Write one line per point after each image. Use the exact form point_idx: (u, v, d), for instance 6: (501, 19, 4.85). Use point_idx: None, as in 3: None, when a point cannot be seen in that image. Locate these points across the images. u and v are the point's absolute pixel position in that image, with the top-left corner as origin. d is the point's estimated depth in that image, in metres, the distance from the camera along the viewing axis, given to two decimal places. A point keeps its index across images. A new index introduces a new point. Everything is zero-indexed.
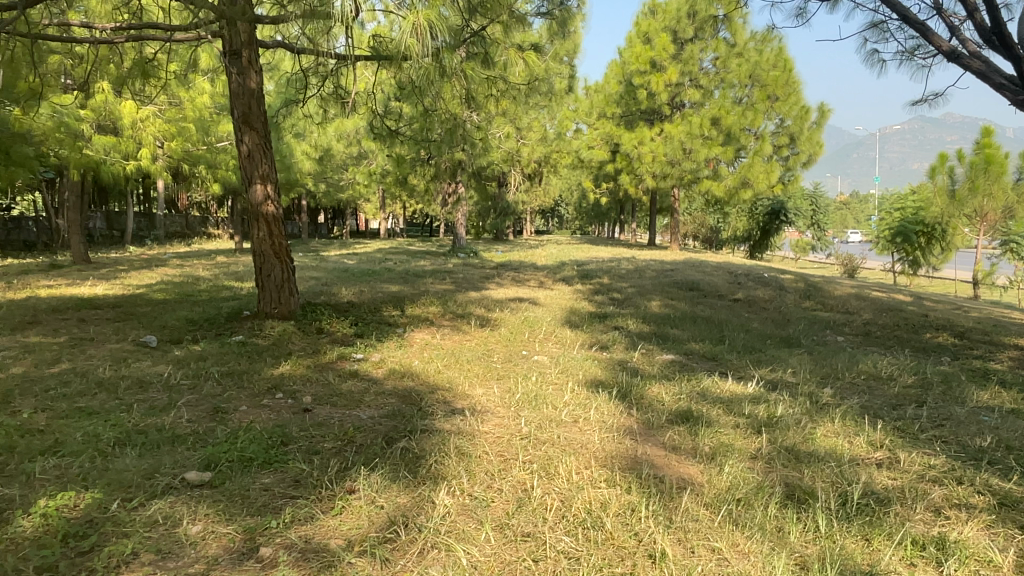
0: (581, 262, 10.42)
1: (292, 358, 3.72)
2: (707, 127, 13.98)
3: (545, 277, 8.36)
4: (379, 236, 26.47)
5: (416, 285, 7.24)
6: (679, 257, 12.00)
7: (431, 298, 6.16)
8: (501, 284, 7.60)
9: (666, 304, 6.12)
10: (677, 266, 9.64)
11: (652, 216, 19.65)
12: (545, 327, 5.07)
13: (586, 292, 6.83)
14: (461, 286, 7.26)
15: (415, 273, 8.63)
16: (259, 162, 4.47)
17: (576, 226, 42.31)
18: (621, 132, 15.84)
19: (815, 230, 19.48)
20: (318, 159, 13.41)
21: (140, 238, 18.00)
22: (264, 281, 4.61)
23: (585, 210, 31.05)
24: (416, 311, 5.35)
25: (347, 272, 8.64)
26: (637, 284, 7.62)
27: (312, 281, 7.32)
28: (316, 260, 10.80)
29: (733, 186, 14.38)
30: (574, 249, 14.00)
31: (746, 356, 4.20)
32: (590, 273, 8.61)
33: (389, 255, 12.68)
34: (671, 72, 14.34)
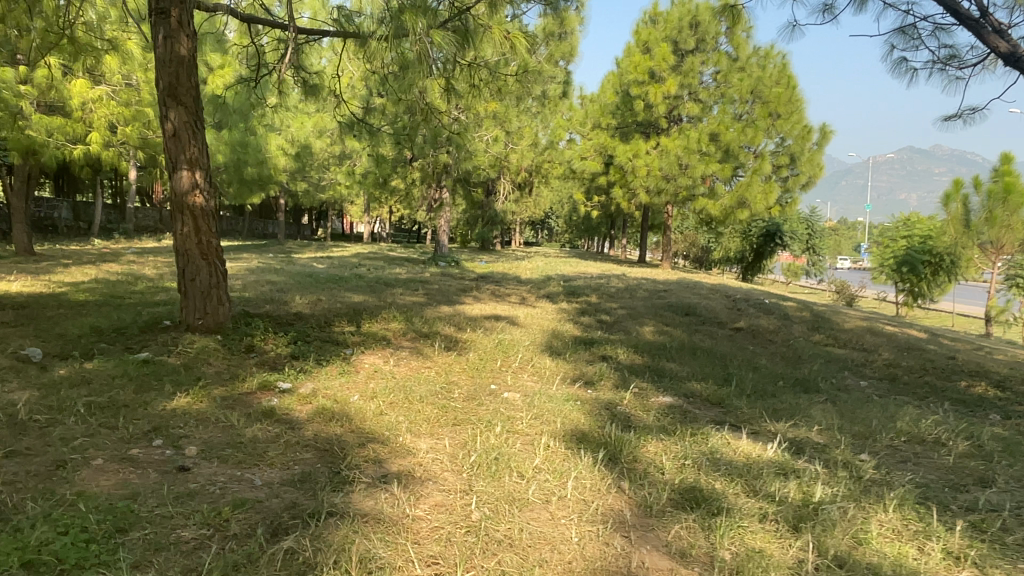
0: (568, 277, 9.72)
1: (197, 386, 2.97)
2: (705, 142, 13.37)
3: (528, 292, 7.66)
4: (363, 240, 25.68)
5: (383, 296, 6.50)
6: (672, 277, 11.33)
7: (396, 312, 5.40)
8: (479, 298, 6.89)
9: (661, 330, 5.42)
10: (671, 286, 8.96)
11: (643, 232, 19.00)
12: (521, 354, 4.33)
13: (571, 313, 6.12)
14: (434, 299, 6.54)
15: (386, 282, 7.89)
16: (186, 144, 3.73)
17: (565, 240, 41.74)
18: (616, 143, 15.18)
19: (810, 255, 18.91)
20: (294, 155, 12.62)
21: (108, 231, 17.11)
22: (188, 287, 3.86)
23: (574, 222, 30.38)
24: (372, 328, 4.60)
25: (312, 278, 7.89)
26: (628, 305, 6.92)
27: (267, 286, 6.56)
28: (283, 262, 10.02)
29: (729, 205, 13.73)
30: (561, 263, 13.31)
31: (759, 404, 3.49)
32: (576, 291, 7.91)
33: (365, 261, 11.95)
34: (670, 84, 13.68)
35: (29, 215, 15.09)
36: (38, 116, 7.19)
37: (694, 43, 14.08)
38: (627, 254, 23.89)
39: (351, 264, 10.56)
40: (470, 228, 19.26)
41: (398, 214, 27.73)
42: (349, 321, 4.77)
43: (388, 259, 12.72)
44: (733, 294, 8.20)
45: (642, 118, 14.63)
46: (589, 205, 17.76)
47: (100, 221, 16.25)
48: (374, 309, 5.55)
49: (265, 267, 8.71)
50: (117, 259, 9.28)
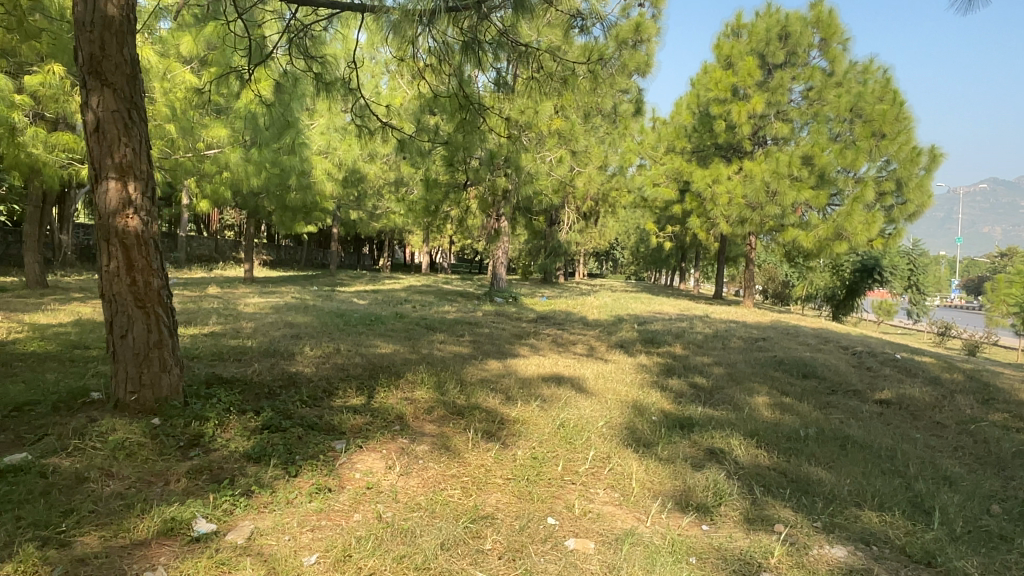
0: (642, 318, 8.34)
1: (50, 534, 1.76)
2: (796, 165, 11.88)
3: (597, 340, 6.31)
4: (422, 271, 24.81)
5: (422, 344, 5.28)
6: (762, 318, 9.83)
7: (430, 371, 4.14)
8: (539, 347, 5.60)
9: (782, 405, 4.00)
10: (768, 332, 7.51)
11: (720, 265, 17.41)
12: (593, 446, 3.00)
13: (655, 374, 4.75)
14: (484, 349, 5.28)
15: (429, 324, 6.71)
16: (113, 143, 2.58)
17: (630, 272, 40.19)
18: (693, 168, 13.77)
19: (910, 293, 16.93)
20: (341, 180, 11.70)
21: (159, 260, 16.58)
22: (117, 349, 2.68)
23: (641, 254, 28.84)
24: (388, 401, 3.33)
25: (344, 318, 6.78)
26: (725, 360, 5.52)
27: (283, 331, 5.44)
28: (320, 297, 8.96)
29: (825, 237, 12.14)
30: (631, 300, 11.93)
31: (1000, 571, 2.09)
32: (656, 338, 6.52)
33: (414, 295, 10.84)
34: (757, 101, 12.25)
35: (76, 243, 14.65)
36: (36, 130, 6.29)
37: (783, 56, 12.79)
38: (699, 289, 22.20)
39: (397, 300, 9.44)
40: (532, 260, 18.06)
41: (457, 244, 26.77)
42: (359, 387, 3.53)
43: (440, 293, 11.56)
44: (850, 346, 6.70)
45: (723, 141, 13.23)
46: (660, 236, 16.30)
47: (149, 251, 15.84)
48: (403, 365, 4.31)
49: (296, 304, 7.64)
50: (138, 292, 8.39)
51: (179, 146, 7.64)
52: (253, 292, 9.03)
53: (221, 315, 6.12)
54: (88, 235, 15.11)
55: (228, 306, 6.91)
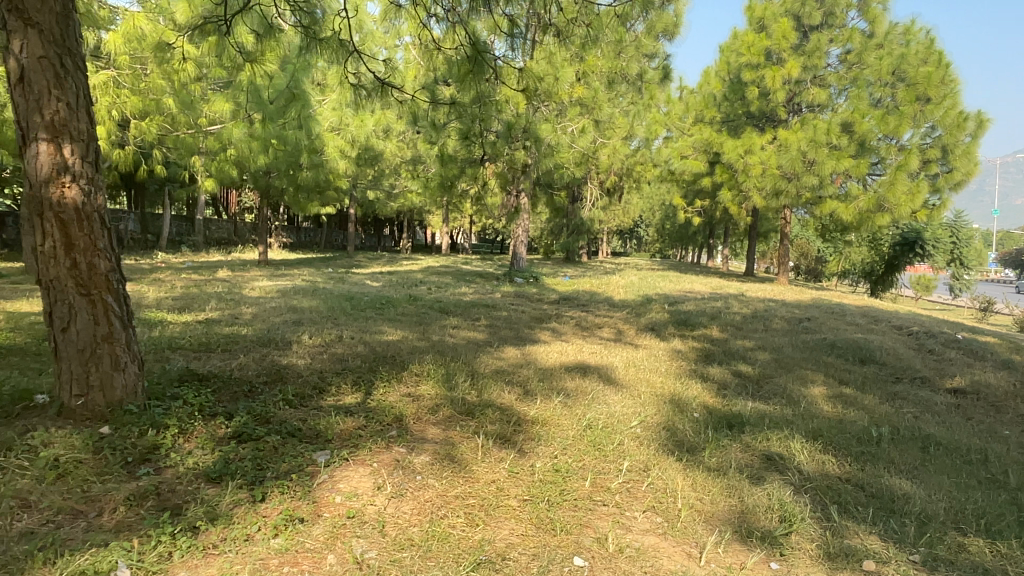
0: (673, 298, 7.81)
1: None
2: (835, 133, 11.20)
3: (626, 322, 5.81)
4: (443, 251, 24.42)
5: (434, 330, 4.82)
6: (800, 295, 9.26)
7: (440, 362, 3.68)
8: (562, 332, 5.13)
9: (842, 398, 3.49)
10: (811, 312, 6.95)
11: (751, 240, 16.74)
12: (627, 453, 2.52)
13: (692, 361, 4.25)
14: (503, 335, 4.82)
15: (444, 307, 6.26)
16: (42, 96, 2.13)
17: (655, 250, 39.54)
18: (723, 139, 13.12)
19: (953, 267, 16.15)
20: (356, 158, 11.27)
21: (175, 244, 16.31)
22: (59, 345, 2.25)
23: (667, 231, 28.15)
24: (388, 399, 2.88)
25: (354, 301, 6.35)
26: (770, 344, 4.99)
27: (285, 317, 5.01)
28: (332, 279, 8.55)
29: (866, 209, 11.47)
30: (660, 279, 11.38)
31: None
32: (690, 319, 6.01)
33: (432, 277, 10.40)
34: (792, 65, 11.57)
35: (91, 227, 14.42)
36: None
37: (820, 17, 12.11)
38: (728, 266, 21.52)
39: (413, 282, 9.00)
40: (555, 238, 17.53)
41: (479, 224, 26.30)
42: (355, 382, 3.08)
43: (459, 274, 11.11)
44: (905, 327, 6.13)
45: (755, 109, 12.56)
46: (688, 211, 15.68)
47: (165, 234, 15.58)
48: (411, 355, 3.86)
49: (305, 287, 7.22)
50: (143, 276, 8.03)
51: (180, 121, 7.23)
52: (263, 275, 8.64)
53: (221, 299, 5.71)
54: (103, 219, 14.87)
55: (231, 290, 6.49)
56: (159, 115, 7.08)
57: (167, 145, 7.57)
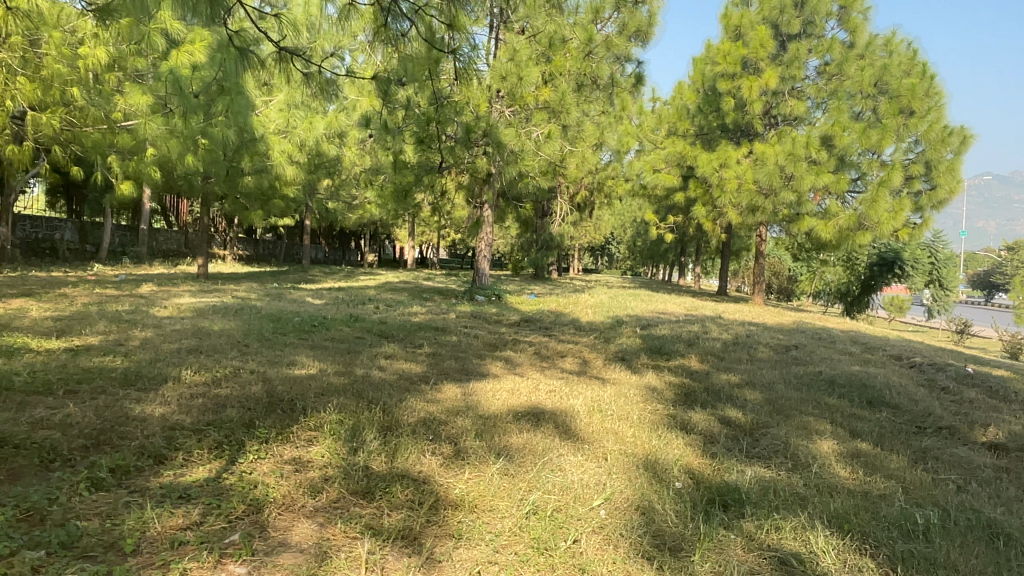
0: (646, 320, 7.08)
1: None
2: (814, 147, 10.67)
3: (592, 350, 5.03)
4: (408, 266, 23.57)
5: (362, 359, 3.99)
6: (781, 318, 8.62)
7: (350, 408, 2.85)
8: (517, 362, 4.33)
9: (863, 460, 2.73)
10: (799, 338, 6.26)
11: (724, 258, 16.18)
12: (583, 563, 1.74)
13: (669, 402, 3.48)
14: (443, 367, 4.00)
15: (385, 329, 5.45)
16: None
17: (626, 267, 39.13)
18: (697, 152, 12.50)
19: (931, 288, 15.73)
20: (306, 164, 10.41)
21: (117, 256, 15.26)
22: None
23: (638, 249, 27.61)
24: (252, 475, 2.05)
25: (280, 322, 5.51)
26: (759, 378, 4.26)
27: (183, 344, 4.15)
28: (269, 296, 7.66)
29: (846, 226, 10.89)
30: (631, 298, 10.71)
31: None
32: (664, 347, 5.25)
33: (385, 293, 9.58)
34: (770, 75, 11.01)
35: (21, 236, 13.33)
36: None
37: (799, 26, 11.68)
38: (700, 285, 20.96)
39: (362, 299, 8.15)
40: (523, 253, 16.79)
41: (446, 239, 25.48)
42: (216, 443, 2.24)
43: (415, 291, 10.26)
44: (905, 357, 5.46)
45: (731, 121, 12.00)
46: (661, 227, 15.03)
47: (104, 245, 14.52)
48: (318, 397, 3.02)
49: (230, 305, 6.34)
50: (47, 291, 7.06)
51: (89, 115, 6.35)
52: (190, 290, 7.76)
53: (115, 319, 4.82)
54: (35, 228, 13.79)
55: (137, 309, 5.60)
56: (63, 107, 6.19)
57: (76, 142, 6.67)
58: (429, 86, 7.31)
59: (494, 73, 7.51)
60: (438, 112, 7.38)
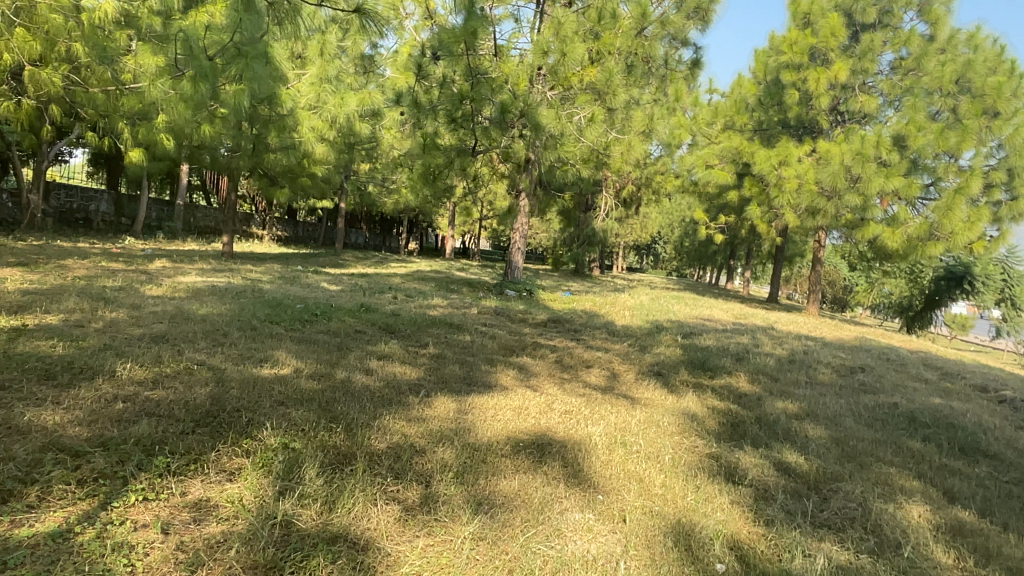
0: (689, 328, 6.36)
1: None
2: (886, 148, 9.75)
3: (623, 361, 4.36)
4: (447, 255, 23.08)
5: (349, 358, 3.40)
6: (839, 333, 7.80)
7: (305, 427, 2.26)
8: (532, 372, 3.69)
9: (970, 544, 2.03)
10: (865, 358, 5.47)
11: (777, 264, 15.24)
12: None
13: (711, 438, 2.80)
14: (442, 374, 3.39)
15: (392, 323, 4.86)
16: None
17: (672, 267, 38.09)
18: (755, 148, 11.64)
19: (1002, 308, 14.53)
20: (337, 142, 9.91)
21: (151, 230, 15.07)
22: None
23: (685, 249, 26.65)
24: (120, 530, 1.47)
25: (279, 308, 4.98)
26: (821, 409, 3.54)
27: (151, 329, 3.63)
28: (283, 279, 7.17)
29: (916, 235, 9.96)
30: (673, 302, 9.97)
31: None
32: (708, 362, 4.56)
33: (410, 282, 9.02)
34: (841, 66, 10.08)
35: (55, 205, 13.21)
36: None
37: (875, 15, 10.75)
38: (749, 289, 19.97)
39: (382, 287, 7.61)
40: (563, 248, 16.10)
41: (487, 229, 24.90)
42: (91, 477, 1.67)
43: (444, 282, 9.70)
44: (994, 390, 4.65)
45: (794, 116, 11.13)
46: (710, 227, 14.18)
47: (138, 218, 14.31)
48: (271, 408, 2.44)
49: (234, 286, 5.84)
50: (51, 261, 6.68)
51: (95, 75, 5.90)
52: (202, 269, 7.31)
53: (91, 296, 4.33)
54: (71, 197, 13.66)
55: (127, 285, 5.13)
56: (68, 65, 5.77)
57: (84, 104, 6.25)
58: (464, 59, 6.68)
59: (536, 48, 6.86)
60: (473, 90, 6.86)
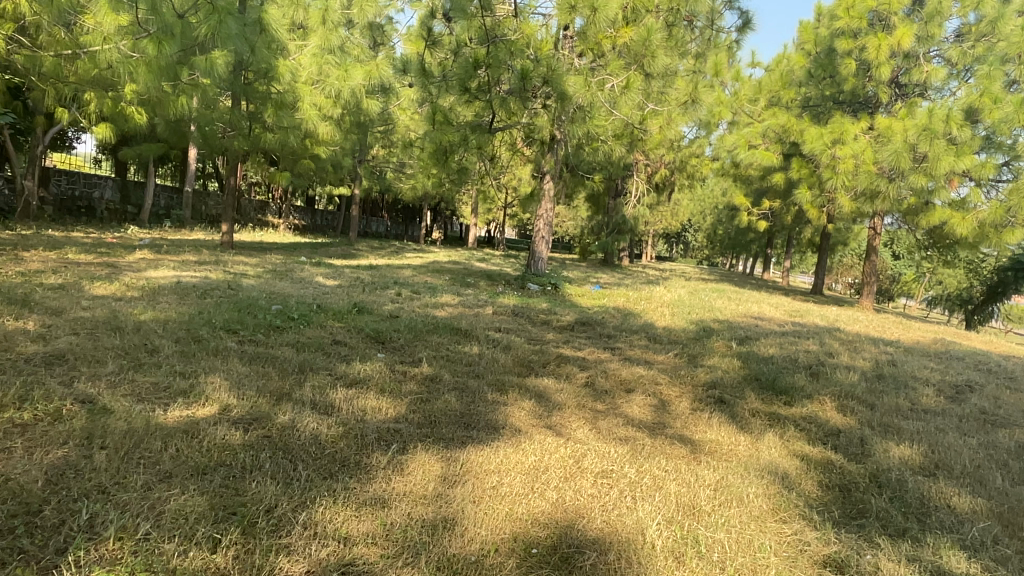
0: (742, 331, 5.37)
1: None
2: (958, 122, 8.60)
3: (673, 382, 3.40)
4: (470, 244, 22.22)
5: (304, 387, 2.51)
6: (910, 333, 6.75)
7: (169, 540, 1.36)
8: (554, 404, 2.75)
9: None
10: (964, 372, 4.43)
11: (822, 254, 14.08)
12: None
13: (821, 522, 1.86)
14: (429, 411, 2.46)
15: (384, 329, 3.97)
16: None
17: (702, 256, 36.94)
18: (804, 126, 10.53)
19: None
20: (343, 122, 9.03)
21: (158, 219, 14.39)
22: None
23: (718, 237, 25.51)
24: None
25: (249, 309, 4.11)
26: (957, 460, 2.54)
27: (53, 346, 2.75)
28: (273, 273, 6.31)
29: (990, 221, 8.81)
30: (714, 296, 8.97)
31: None
32: (779, 381, 3.58)
33: (420, 274, 8.14)
34: (905, 31, 8.94)
35: (54, 192, 12.56)
36: None
37: None
38: (789, 281, 18.77)
39: (387, 281, 6.71)
40: (590, 237, 15.12)
41: (512, 217, 23.98)
42: None
43: (460, 274, 8.80)
44: None
45: (849, 88, 10.00)
46: (751, 213, 13.09)
47: (143, 207, 13.62)
48: (138, 494, 1.55)
49: (207, 282, 4.99)
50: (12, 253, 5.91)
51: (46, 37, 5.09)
52: (185, 260, 6.49)
53: (9, 299, 3.49)
54: (72, 183, 13.00)
55: (71, 282, 4.29)
56: (14, 24, 4.94)
57: (39, 73, 5.44)
58: (479, 22, 6.14)
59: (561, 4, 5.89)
60: (489, 54, 6.12)
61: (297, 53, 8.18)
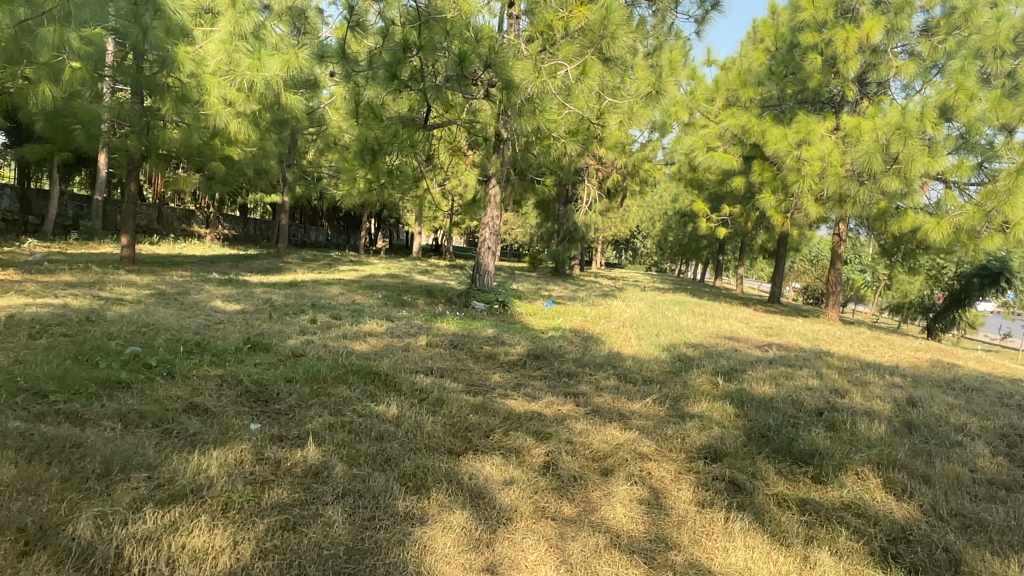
0: (725, 361, 4.51)
1: None
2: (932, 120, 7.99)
3: (662, 453, 2.49)
4: (414, 255, 21.14)
5: (81, 520, 1.51)
6: (900, 354, 6.02)
7: None
8: (499, 517, 1.80)
9: None
10: (1000, 413, 3.61)
11: (781, 262, 13.48)
12: None
13: None
14: (290, 554, 1.49)
15: (277, 380, 2.96)
16: None
17: (650, 262, 36.60)
18: (766, 126, 9.85)
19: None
20: (260, 119, 7.95)
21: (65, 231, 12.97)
22: None
23: (668, 243, 25.01)
24: None
25: (94, 355, 3.06)
26: None
27: None
28: (162, 296, 5.21)
29: (966, 226, 8.21)
30: (677, 311, 8.17)
31: None
32: (797, 442, 2.71)
33: (349, 293, 7.10)
34: (874, 24, 8.29)
35: None
36: None
37: None
38: (743, 289, 18.23)
39: (303, 304, 5.66)
40: (540, 246, 14.26)
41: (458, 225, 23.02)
42: None
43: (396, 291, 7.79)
44: None
45: (814, 85, 9.34)
46: (710, 219, 12.41)
47: (46, 218, 12.22)
48: None
49: (58, 314, 3.90)
50: None
51: None
52: (55, 283, 5.35)
53: None
54: None
55: None
56: None
57: None
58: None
59: None
60: (421, 35, 5.12)
61: (202, 40, 7.08)
